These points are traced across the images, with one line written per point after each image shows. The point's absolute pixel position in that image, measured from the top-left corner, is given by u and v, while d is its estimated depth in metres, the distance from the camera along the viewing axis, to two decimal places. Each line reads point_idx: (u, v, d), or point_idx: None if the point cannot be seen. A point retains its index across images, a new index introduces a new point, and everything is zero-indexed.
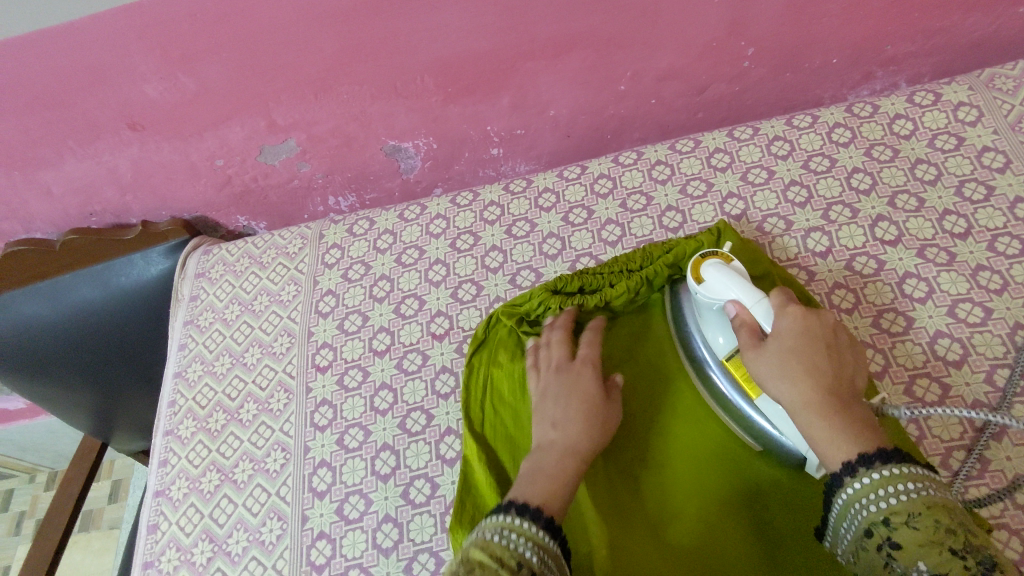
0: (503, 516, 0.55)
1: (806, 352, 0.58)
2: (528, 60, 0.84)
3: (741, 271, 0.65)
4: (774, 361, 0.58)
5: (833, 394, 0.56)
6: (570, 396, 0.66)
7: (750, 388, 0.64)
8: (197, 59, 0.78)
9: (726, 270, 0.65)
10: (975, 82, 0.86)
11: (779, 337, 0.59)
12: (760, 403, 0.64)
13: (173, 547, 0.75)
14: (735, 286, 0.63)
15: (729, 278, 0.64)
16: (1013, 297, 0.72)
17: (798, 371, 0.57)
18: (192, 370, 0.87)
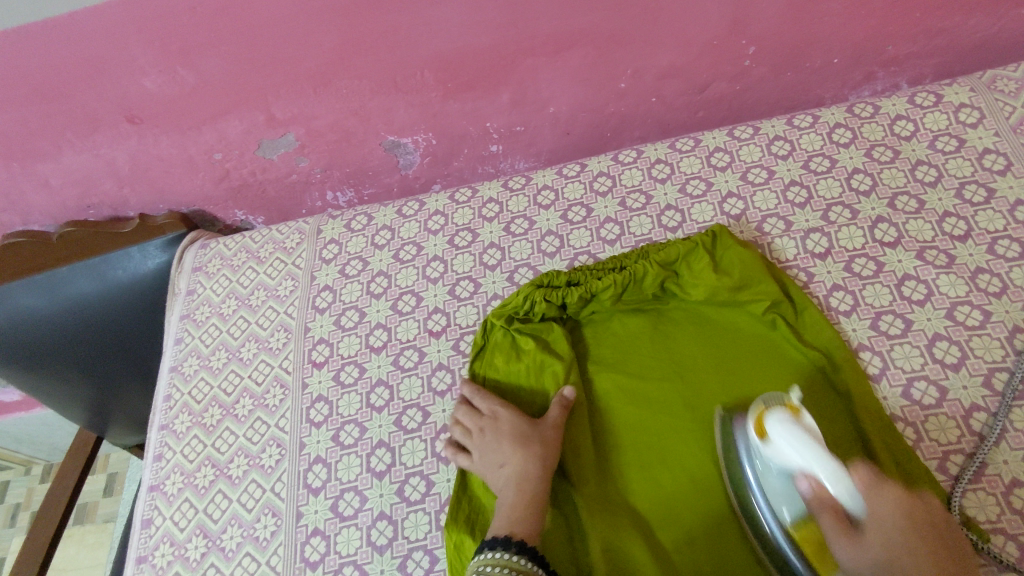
0: (493, 552, 0.59)
1: (919, 553, 0.51)
2: (529, 56, 0.84)
3: (814, 429, 0.58)
4: (873, 552, 0.51)
5: None
6: (501, 435, 0.68)
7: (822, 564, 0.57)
8: (196, 52, 0.77)
9: (798, 429, 0.57)
10: (976, 83, 0.86)
11: (876, 523, 0.52)
12: None
13: (167, 543, 0.75)
14: (810, 452, 0.55)
15: (798, 440, 0.56)
16: (1011, 301, 0.72)
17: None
18: (187, 364, 0.86)
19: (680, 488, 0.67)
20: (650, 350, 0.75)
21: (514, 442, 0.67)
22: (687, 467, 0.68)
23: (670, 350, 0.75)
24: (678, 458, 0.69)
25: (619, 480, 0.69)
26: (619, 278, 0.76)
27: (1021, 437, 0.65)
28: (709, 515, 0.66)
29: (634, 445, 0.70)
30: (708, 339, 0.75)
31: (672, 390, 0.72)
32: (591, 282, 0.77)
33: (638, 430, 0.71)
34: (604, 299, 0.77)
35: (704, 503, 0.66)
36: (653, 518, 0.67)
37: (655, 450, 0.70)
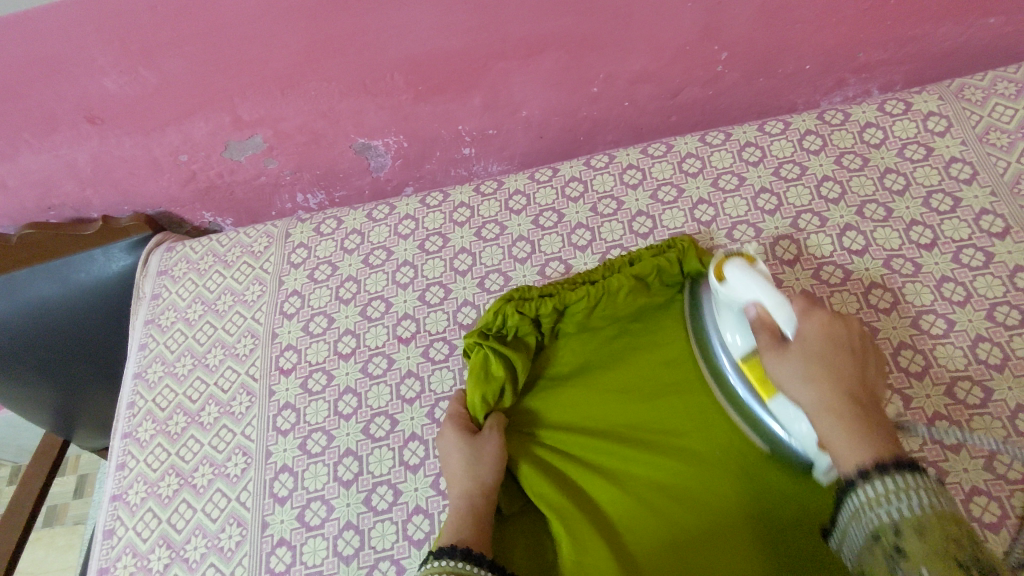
0: (444, 560, 0.57)
1: (827, 366, 0.58)
2: (500, 60, 0.83)
3: (766, 274, 0.64)
4: (797, 366, 0.58)
5: (853, 399, 0.56)
6: (451, 454, 0.69)
7: (762, 390, 0.66)
8: (158, 53, 0.75)
9: (752, 270, 0.63)
10: (945, 92, 0.87)
11: (801, 341, 0.59)
12: (771, 405, 0.65)
13: (130, 554, 0.73)
14: (757, 286, 0.62)
15: (747, 276, 0.63)
16: (975, 310, 0.72)
17: (819, 374, 0.57)
18: (152, 370, 0.85)
19: (645, 495, 0.67)
20: (617, 360, 0.75)
21: (465, 451, 0.68)
22: (651, 473, 0.68)
23: (637, 362, 0.75)
24: (642, 464, 0.68)
25: (583, 489, 0.68)
26: (592, 289, 0.75)
27: (982, 446, 0.66)
28: (676, 522, 0.64)
29: (598, 452, 0.70)
30: (677, 350, 0.74)
31: (638, 398, 0.72)
32: (562, 292, 0.75)
33: (602, 437, 0.71)
34: (575, 312, 0.75)
35: (670, 509, 0.65)
36: (617, 526, 0.65)
37: (619, 455, 0.69)
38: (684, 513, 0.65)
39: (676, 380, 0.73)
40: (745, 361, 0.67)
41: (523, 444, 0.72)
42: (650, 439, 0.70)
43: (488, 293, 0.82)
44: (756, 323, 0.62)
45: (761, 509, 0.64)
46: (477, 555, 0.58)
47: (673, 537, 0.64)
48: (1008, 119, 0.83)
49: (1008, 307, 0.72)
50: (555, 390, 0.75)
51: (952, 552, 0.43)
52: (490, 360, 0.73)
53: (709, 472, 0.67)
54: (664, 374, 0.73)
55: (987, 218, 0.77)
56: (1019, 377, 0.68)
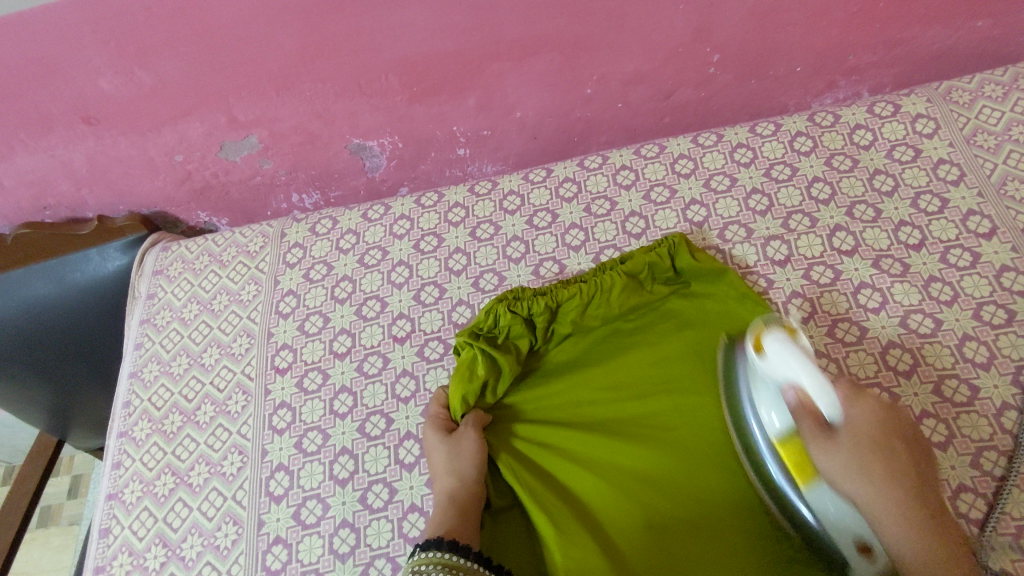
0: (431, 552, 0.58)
1: (885, 458, 0.57)
2: (494, 61, 0.84)
3: (809, 350, 0.59)
4: (850, 457, 0.56)
5: (919, 500, 0.55)
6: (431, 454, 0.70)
7: (799, 475, 0.60)
8: (154, 53, 0.76)
9: (794, 346, 0.58)
10: (933, 94, 0.88)
11: (851, 430, 0.57)
12: (809, 494, 0.59)
13: (126, 552, 0.74)
14: (801, 366, 0.57)
15: (790, 357, 0.58)
16: (962, 309, 0.73)
17: (882, 476, 0.56)
18: (147, 370, 0.85)
19: (631, 488, 0.67)
20: (607, 357, 0.76)
21: (447, 441, 0.69)
22: (638, 467, 0.68)
23: (626, 360, 0.75)
24: (629, 457, 0.69)
25: (569, 482, 0.69)
26: (585, 288, 0.75)
27: (969, 443, 0.67)
28: (662, 515, 0.65)
29: (584, 445, 0.70)
30: (667, 349, 0.75)
31: (625, 395, 0.73)
32: (555, 291, 0.76)
33: (589, 431, 0.71)
34: (567, 312, 0.76)
35: (656, 502, 0.66)
36: (603, 518, 0.66)
37: (607, 448, 0.70)
38: (671, 507, 0.66)
39: (664, 377, 0.74)
40: (781, 441, 0.61)
41: (510, 438, 0.72)
42: (637, 434, 0.71)
43: (482, 293, 0.83)
44: (796, 405, 0.58)
45: (746, 502, 0.65)
46: (462, 545, 0.59)
47: (659, 530, 0.65)
48: (994, 122, 0.84)
49: (995, 307, 0.73)
50: (545, 386, 0.75)
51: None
52: (478, 361, 0.73)
53: (696, 467, 0.67)
54: (653, 370, 0.74)
55: (974, 219, 0.79)
56: (1005, 375, 0.69)
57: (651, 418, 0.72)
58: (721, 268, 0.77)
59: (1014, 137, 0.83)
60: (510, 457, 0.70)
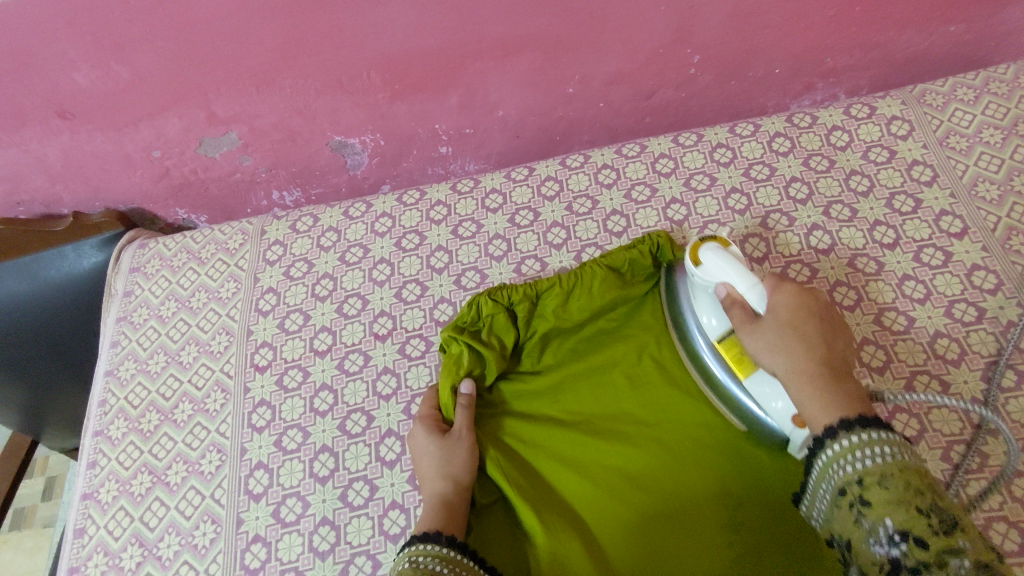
0: (428, 544, 0.59)
1: (798, 332, 0.60)
2: (476, 60, 0.84)
3: (738, 257, 0.69)
4: (770, 335, 0.61)
5: (828, 367, 0.58)
6: (422, 457, 0.69)
7: (739, 370, 0.67)
8: (131, 47, 0.75)
9: (726, 254, 0.68)
10: (907, 97, 0.90)
11: (775, 313, 0.62)
12: (748, 385, 0.67)
13: (101, 552, 0.72)
14: (734, 270, 0.66)
15: (726, 262, 0.67)
16: (934, 306, 0.75)
17: (793, 345, 0.59)
18: (124, 368, 0.84)
19: (615, 486, 0.68)
20: (588, 353, 0.76)
21: (437, 445, 0.69)
22: (621, 463, 0.69)
23: (606, 355, 0.75)
24: (613, 454, 0.69)
25: (552, 478, 0.69)
26: (562, 280, 0.77)
27: (940, 437, 0.68)
28: (644, 511, 0.66)
29: (566, 440, 0.71)
30: (646, 345, 0.75)
31: (606, 391, 0.73)
32: (535, 282, 0.78)
33: (571, 428, 0.72)
34: (547, 303, 0.77)
35: (638, 495, 0.67)
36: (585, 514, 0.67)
37: (590, 445, 0.70)
38: (653, 501, 0.66)
39: (650, 368, 0.74)
40: (719, 342, 0.69)
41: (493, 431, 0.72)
42: (620, 430, 0.71)
43: (464, 291, 0.83)
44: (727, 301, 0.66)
45: (730, 496, 0.66)
46: (457, 540, 0.60)
47: (642, 525, 0.65)
48: (967, 124, 0.86)
49: (965, 304, 0.75)
50: (531, 379, 0.75)
51: (914, 500, 0.47)
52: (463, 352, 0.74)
53: (680, 464, 0.68)
54: (637, 363, 0.74)
55: (946, 219, 0.80)
56: (974, 372, 0.71)
57: (635, 413, 0.72)
58: None
59: (984, 140, 0.85)
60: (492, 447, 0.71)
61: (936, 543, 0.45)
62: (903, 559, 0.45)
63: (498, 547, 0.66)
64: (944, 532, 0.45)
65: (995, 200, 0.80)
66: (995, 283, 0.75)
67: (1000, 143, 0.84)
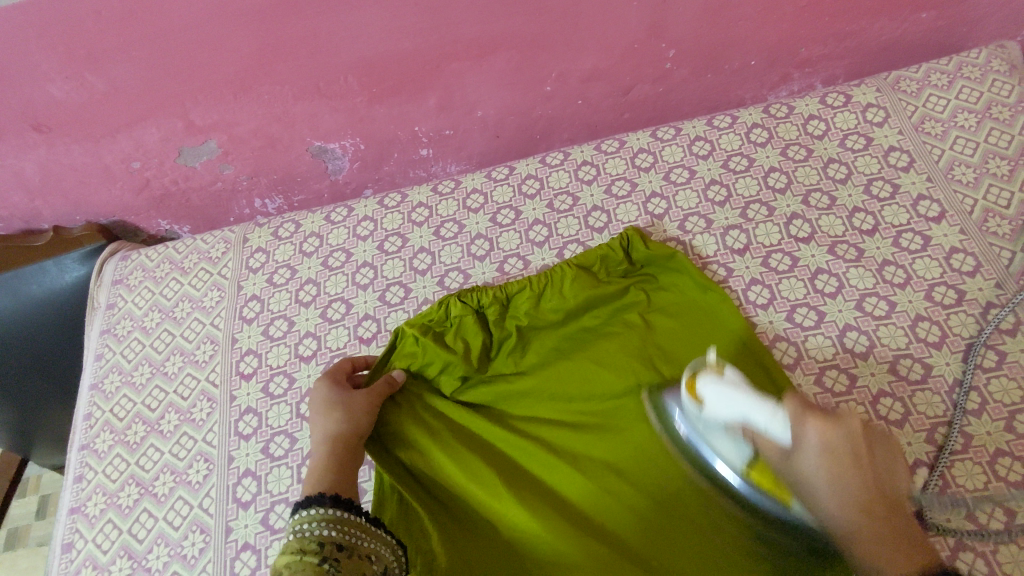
0: (313, 507, 0.57)
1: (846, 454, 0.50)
2: (452, 61, 0.84)
3: (740, 379, 0.58)
4: (816, 473, 0.50)
5: (876, 488, 0.50)
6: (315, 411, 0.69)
7: (784, 496, 0.58)
8: (105, 58, 0.75)
9: (727, 385, 0.57)
10: (882, 84, 0.91)
11: (804, 452, 0.51)
12: (794, 509, 0.57)
13: (89, 566, 0.72)
14: (743, 398, 0.55)
15: (731, 395, 0.56)
16: (915, 291, 0.76)
17: (843, 472, 0.49)
18: (109, 381, 0.84)
19: (609, 483, 0.67)
20: (573, 348, 0.76)
21: (329, 400, 0.69)
22: (614, 458, 0.69)
23: (591, 350, 0.75)
24: (605, 450, 0.69)
25: (530, 482, 0.69)
26: (535, 281, 0.79)
27: (923, 419, 0.68)
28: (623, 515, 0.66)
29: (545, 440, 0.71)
30: (628, 339, 0.75)
31: (594, 385, 0.73)
32: (506, 286, 0.79)
33: (555, 428, 0.72)
34: (519, 304, 0.78)
35: (619, 495, 0.67)
36: (561, 513, 0.66)
37: (584, 441, 0.70)
38: (635, 505, 0.66)
39: (635, 365, 0.73)
40: (751, 470, 0.59)
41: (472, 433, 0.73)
42: (602, 431, 0.71)
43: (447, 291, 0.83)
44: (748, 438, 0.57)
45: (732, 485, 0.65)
46: (341, 499, 0.59)
47: (622, 528, 0.65)
48: (941, 109, 0.87)
49: (945, 287, 0.75)
50: (513, 380, 0.74)
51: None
52: (426, 353, 0.76)
53: (669, 461, 0.67)
54: (622, 361, 0.73)
55: (924, 204, 0.81)
56: (956, 353, 0.71)
57: (618, 414, 0.71)
58: (680, 256, 0.78)
59: (959, 124, 0.85)
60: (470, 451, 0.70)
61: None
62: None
63: (471, 545, 0.65)
64: None
65: (972, 183, 0.81)
66: (974, 265, 0.76)
67: (974, 126, 0.85)
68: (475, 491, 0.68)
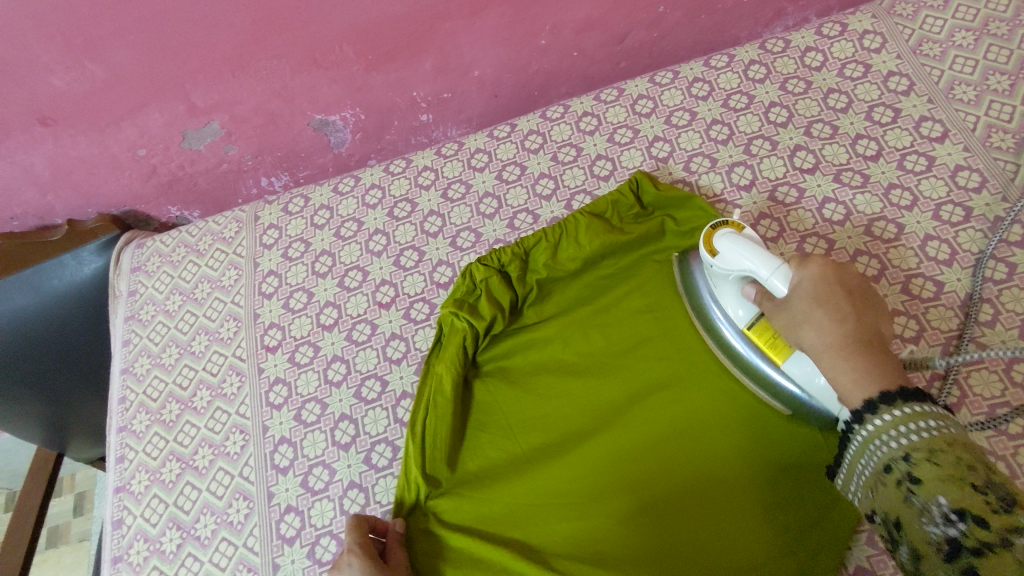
0: None
1: (833, 307, 0.52)
2: (445, 21, 0.84)
3: (756, 239, 0.62)
4: (799, 309, 0.54)
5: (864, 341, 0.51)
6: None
7: (774, 353, 0.63)
8: (104, 45, 0.75)
9: (742, 238, 0.62)
10: (878, 10, 0.91)
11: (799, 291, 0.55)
12: (786, 367, 0.63)
13: (141, 539, 0.75)
14: (752, 254, 0.60)
15: (745, 245, 0.61)
16: (922, 212, 0.76)
17: (828, 314, 0.52)
18: (139, 364, 0.86)
19: (630, 428, 0.69)
20: (590, 299, 0.77)
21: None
22: (634, 404, 0.70)
23: (607, 301, 0.77)
24: (625, 397, 0.71)
25: (561, 446, 0.70)
26: (551, 232, 0.79)
27: (938, 334, 0.70)
28: (654, 472, 0.67)
29: (574, 400, 0.72)
30: (644, 287, 0.76)
31: (612, 335, 0.75)
32: (523, 240, 0.79)
33: (575, 377, 0.73)
34: (538, 258, 0.79)
35: (649, 445, 0.68)
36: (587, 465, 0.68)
37: (603, 390, 0.72)
38: (666, 459, 0.67)
39: (660, 319, 0.74)
40: (749, 329, 0.65)
41: (501, 402, 0.74)
42: (628, 388, 0.71)
43: (461, 251, 0.84)
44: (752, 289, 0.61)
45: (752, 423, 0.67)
46: None
47: (652, 483, 0.66)
48: (938, 30, 0.87)
49: (952, 206, 0.76)
50: (537, 333, 0.76)
51: (968, 476, 0.42)
52: (466, 328, 0.75)
53: (688, 403, 0.69)
54: (645, 314, 0.75)
55: (926, 125, 0.81)
56: (966, 269, 0.72)
57: (643, 368, 0.72)
58: (696, 198, 0.79)
59: (957, 43, 0.85)
60: (502, 423, 0.72)
61: (998, 521, 0.40)
62: (963, 539, 0.40)
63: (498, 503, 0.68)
64: (1004, 509, 0.40)
65: (973, 101, 0.81)
66: (979, 182, 0.76)
67: (972, 44, 0.84)
68: (501, 452, 0.71)
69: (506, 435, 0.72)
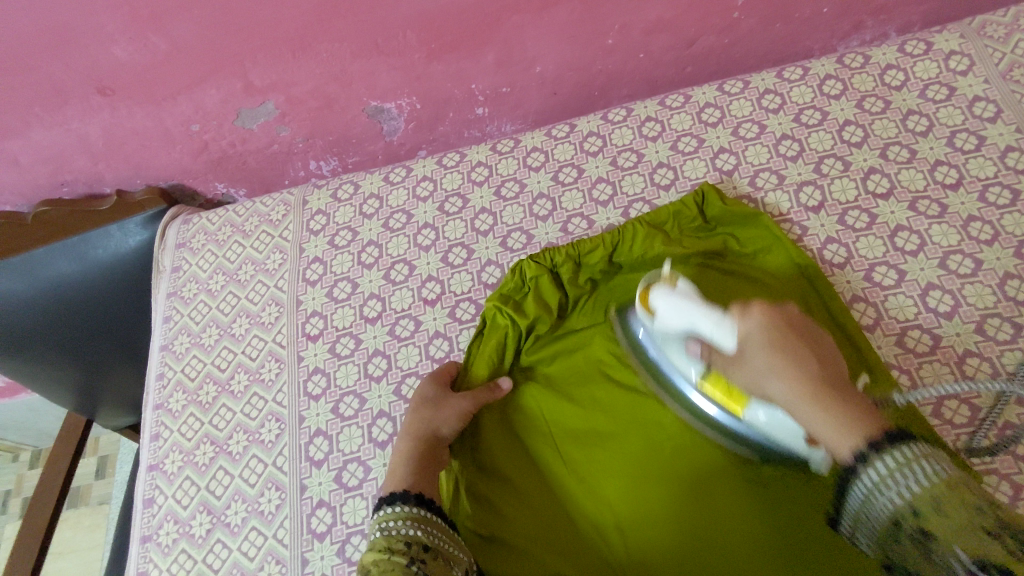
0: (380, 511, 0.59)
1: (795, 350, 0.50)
2: (513, 13, 0.81)
3: (689, 292, 0.63)
4: (760, 364, 0.52)
5: (832, 387, 0.49)
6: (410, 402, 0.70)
7: (737, 403, 0.62)
8: (168, 17, 0.74)
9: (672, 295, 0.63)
10: (966, 30, 0.85)
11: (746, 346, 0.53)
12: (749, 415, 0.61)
13: (171, 521, 0.74)
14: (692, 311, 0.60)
15: (679, 303, 0.61)
16: (1003, 248, 0.72)
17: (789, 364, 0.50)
18: (179, 343, 0.85)
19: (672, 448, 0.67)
20: None
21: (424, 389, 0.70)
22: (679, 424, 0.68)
23: None
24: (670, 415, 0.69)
25: (600, 458, 0.68)
26: (608, 237, 0.76)
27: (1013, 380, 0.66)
28: (691, 494, 0.65)
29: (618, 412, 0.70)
30: None
31: None
32: (579, 243, 0.76)
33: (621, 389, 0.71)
34: (593, 264, 0.76)
35: (688, 468, 0.66)
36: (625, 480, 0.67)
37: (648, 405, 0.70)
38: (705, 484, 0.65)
39: None
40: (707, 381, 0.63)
41: (544, 409, 0.71)
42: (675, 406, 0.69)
43: (511, 252, 0.82)
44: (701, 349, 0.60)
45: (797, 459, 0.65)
46: (423, 498, 0.60)
47: (687, 506, 0.65)
48: None
49: None
50: (584, 341, 0.75)
51: (978, 519, 0.40)
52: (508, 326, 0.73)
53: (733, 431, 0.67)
54: None
55: (1013, 155, 0.77)
56: None
57: None
58: (762, 215, 0.76)
59: None
60: (543, 429, 0.71)
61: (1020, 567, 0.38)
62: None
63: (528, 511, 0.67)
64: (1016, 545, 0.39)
65: None
66: None
67: None
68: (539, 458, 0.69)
69: (547, 441, 0.70)
